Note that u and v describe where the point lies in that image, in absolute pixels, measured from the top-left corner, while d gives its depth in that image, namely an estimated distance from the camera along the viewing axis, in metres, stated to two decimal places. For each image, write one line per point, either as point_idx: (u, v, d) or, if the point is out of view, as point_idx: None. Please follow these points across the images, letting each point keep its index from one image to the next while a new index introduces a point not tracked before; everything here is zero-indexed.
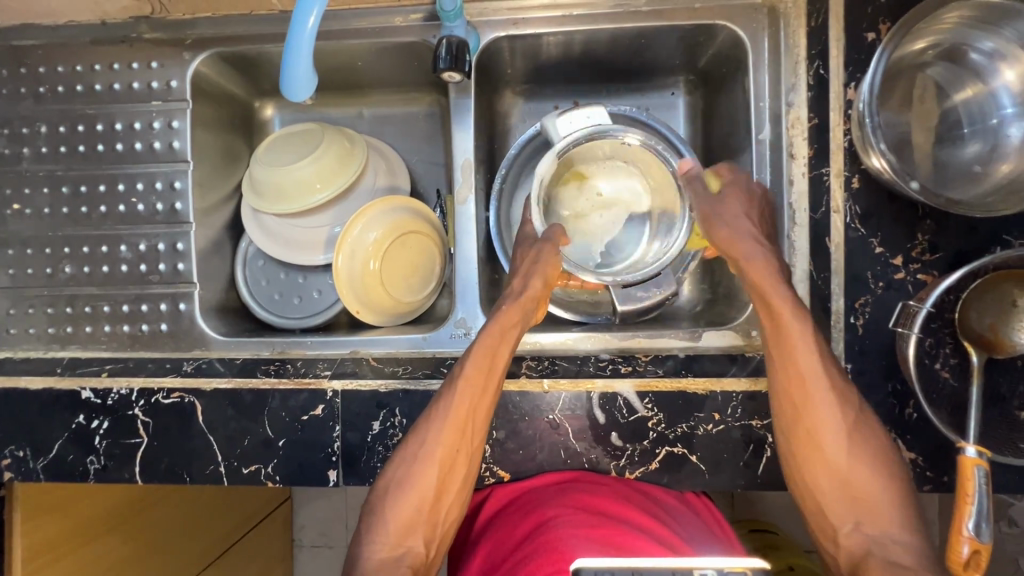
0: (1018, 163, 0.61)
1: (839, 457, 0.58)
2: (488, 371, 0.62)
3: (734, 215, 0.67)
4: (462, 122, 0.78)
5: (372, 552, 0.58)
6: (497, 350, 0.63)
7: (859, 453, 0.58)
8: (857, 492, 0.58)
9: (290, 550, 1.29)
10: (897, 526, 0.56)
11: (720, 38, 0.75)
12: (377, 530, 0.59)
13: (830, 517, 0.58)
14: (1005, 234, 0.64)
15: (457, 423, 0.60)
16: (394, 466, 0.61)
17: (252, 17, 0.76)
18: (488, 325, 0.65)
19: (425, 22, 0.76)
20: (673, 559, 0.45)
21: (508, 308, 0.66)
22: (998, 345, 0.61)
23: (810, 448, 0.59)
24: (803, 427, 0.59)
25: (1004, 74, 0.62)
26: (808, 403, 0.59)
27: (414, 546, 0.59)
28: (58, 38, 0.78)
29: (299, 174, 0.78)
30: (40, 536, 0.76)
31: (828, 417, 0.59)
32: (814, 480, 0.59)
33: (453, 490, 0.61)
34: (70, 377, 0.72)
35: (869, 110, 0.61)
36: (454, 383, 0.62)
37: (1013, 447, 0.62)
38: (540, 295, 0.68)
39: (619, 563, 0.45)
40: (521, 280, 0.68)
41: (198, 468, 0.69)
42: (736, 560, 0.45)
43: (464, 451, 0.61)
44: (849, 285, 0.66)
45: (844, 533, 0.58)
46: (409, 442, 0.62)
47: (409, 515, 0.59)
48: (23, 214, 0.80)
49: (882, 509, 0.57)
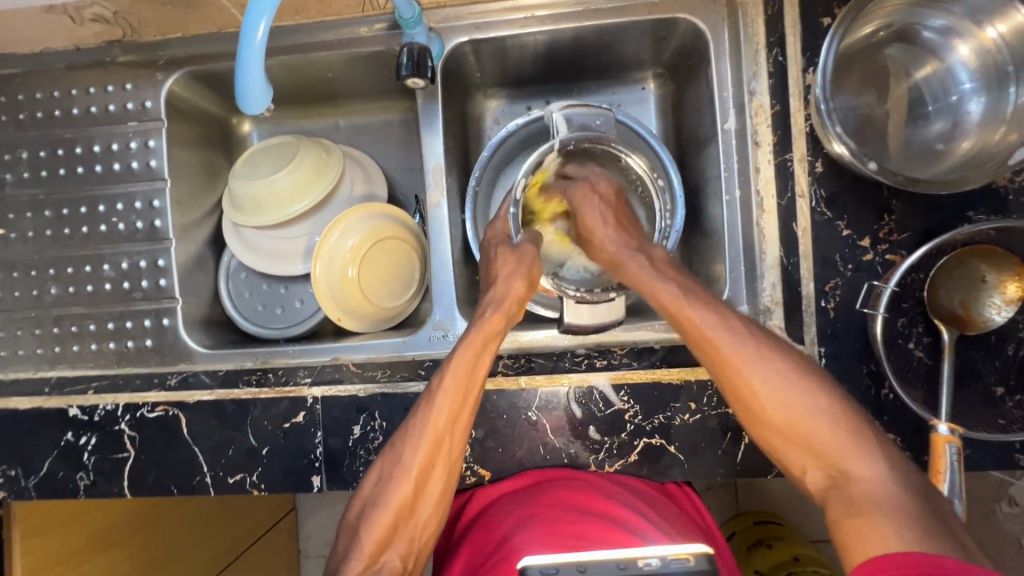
0: (978, 139, 0.61)
1: (778, 417, 0.55)
2: (468, 382, 0.62)
3: (592, 214, 0.73)
4: (432, 127, 0.79)
5: (349, 568, 0.57)
6: (477, 360, 0.63)
7: (797, 399, 0.55)
8: (807, 434, 0.54)
9: (297, 561, 1.29)
10: (862, 459, 0.51)
11: (682, 30, 0.75)
12: (354, 545, 0.58)
13: (790, 463, 0.56)
14: (970, 211, 0.64)
15: (437, 432, 0.60)
16: (374, 479, 0.61)
17: (221, 35, 0.78)
18: (470, 331, 0.65)
19: (389, 31, 0.77)
20: (619, 552, 0.47)
21: (491, 315, 0.66)
22: (970, 321, 0.61)
23: (748, 410, 0.57)
24: (731, 390, 0.58)
25: (960, 50, 0.63)
26: (731, 370, 0.58)
27: (390, 560, 0.58)
28: (35, 66, 0.80)
29: (275, 187, 0.79)
30: (39, 554, 0.77)
31: (751, 381, 0.56)
32: (766, 437, 0.57)
33: (429, 504, 0.60)
34: (58, 396, 0.74)
35: (824, 95, 0.62)
36: (433, 396, 0.61)
37: (988, 422, 0.62)
38: (520, 300, 0.69)
39: (564, 560, 0.47)
40: (501, 286, 0.68)
41: (185, 480, 0.71)
42: (678, 547, 0.47)
43: (443, 463, 0.61)
44: (818, 269, 0.66)
45: (808, 477, 0.54)
46: (389, 455, 0.61)
47: (385, 529, 0.58)
48: (9, 238, 0.82)
49: (836, 442, 0.52)
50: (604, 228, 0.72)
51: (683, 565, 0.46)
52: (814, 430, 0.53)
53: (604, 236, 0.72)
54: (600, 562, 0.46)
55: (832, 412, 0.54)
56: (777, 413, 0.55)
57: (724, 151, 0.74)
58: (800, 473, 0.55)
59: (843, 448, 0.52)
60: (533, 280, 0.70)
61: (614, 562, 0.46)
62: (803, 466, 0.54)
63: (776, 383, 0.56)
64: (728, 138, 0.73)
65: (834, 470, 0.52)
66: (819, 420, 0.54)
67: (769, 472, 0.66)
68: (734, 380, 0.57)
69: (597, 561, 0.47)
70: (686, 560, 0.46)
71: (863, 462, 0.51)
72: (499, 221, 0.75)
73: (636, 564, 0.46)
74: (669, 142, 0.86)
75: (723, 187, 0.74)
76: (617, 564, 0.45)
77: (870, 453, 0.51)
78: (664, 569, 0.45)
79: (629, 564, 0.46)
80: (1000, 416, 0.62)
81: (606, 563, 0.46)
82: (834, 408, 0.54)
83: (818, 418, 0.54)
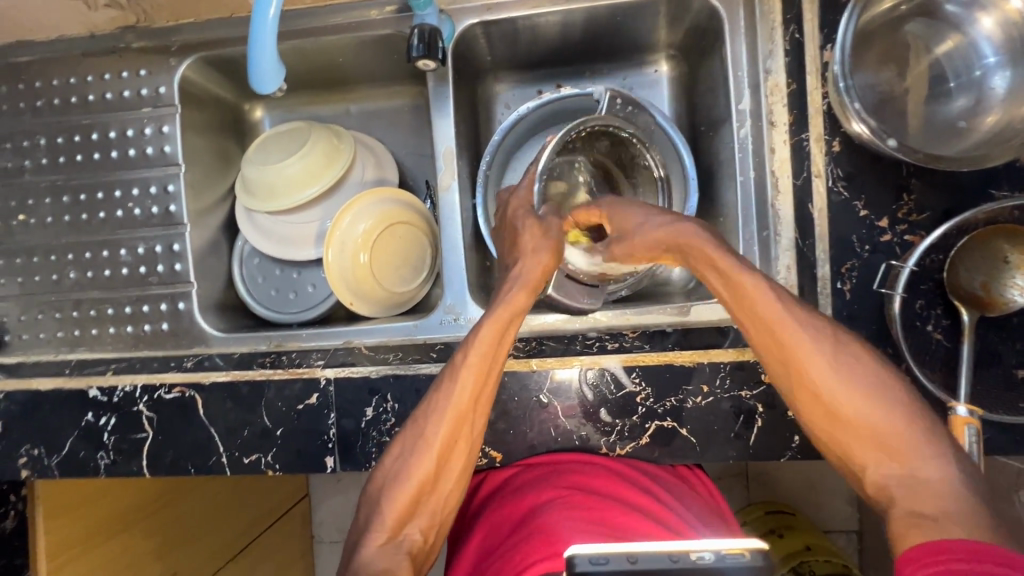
0: (1003, 114, 0.60)
1: (836, 399, 0.49)
2: (492, 358, 0.61)
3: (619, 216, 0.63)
4: (442, 111, 0.79)
5: (369, 541, 0.57)
6: (500, 338, 0.61)
7: (867, 391, 0.49)
8: (864, 424, 0.48)
9: (311, 546, 1.30)
10: (931, 460, 0.46)
11: (695, 9, 0.74)
12: (374, 519, 0.58)
13: (850, 459, 0.49)
14: (993, 188, 0.62)
15: (460, 409, 0.60)
16: (395, 454, 0.61)
17: (232, 20, 0.78)
18: (494, 304, 0.63)
19: (399, 13, 0.77)
20: (669, 543, 0.43)
21: (517, 292, 0.63)
22: (990, 303, 0.59)
23: (810, 397, 0.51)
24: (789, 373, 0.52)
25: (983, 23, 0.61)
26: (795, 355, 0.51)
27: (411, 534, 0.58)
28: (52, 53, 0.81)
29: (288, 173, 0.80)
30: (63, 533, 0.80)
31: (815, 364, 0.50)
32: (826, 428, 0.51)
33: (452, 477, 0.61)
34: (78, 377, 0.75)
35: (843, 72, 0.60)
36: (457, 371, 0.61)
37: (1007, 405, 0.61)
38: (548, 273, 0.65)
39: (612, 550, 0.42)
40: (527, 262, 0.64)
41: (202, 460, 0.72)
42: (735, 541, 0.42)
43: (465, 440, 0.61)
44: (835, 250, 0.65)
45: (866, 476, 0.48)
46: (410, 430, 0.61)
47: (404, 503, 0.58)
48: (28, 224, 0.83)
49: (910, 439, 0.47)
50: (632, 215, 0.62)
51: (739, 561, 0.41)
52: (885, 428, 0.48)
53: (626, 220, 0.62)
54: (653, 554, 0.41)
55: (903, 412, 0.48)
56: (847, 407, 0.49)
57: (738, 130, 0.73)
58: (858, 471, 0.49)
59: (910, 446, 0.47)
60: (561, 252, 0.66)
61: (663, 555, 0.41)
62: (865, 463, 0.48)
63: (846, 375, 0.50)
64: (742, 119, 0.72)
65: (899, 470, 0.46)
66: (885, 411, 0.48)
67: (782, 455, 0.66)
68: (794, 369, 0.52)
69: (647, 553, 0.41)
70: (741, 556, 0.41)
71: (935, 462, 0.46)
72: (524, 189, 0.71)
73: (690, 557, 0.40)
74: (683, 125, 0.85)
75: (738, 167, 0.72)
76: (669, 557, 0.40)
77: (940, 455, 0.46)
78: (721, 565, 0.40)
79: (682, 558, 0.40)
80: (1021, 400, 0.61)
81: (657, 556, 0.40)
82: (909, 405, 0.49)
83: (892, 414, 0.48)
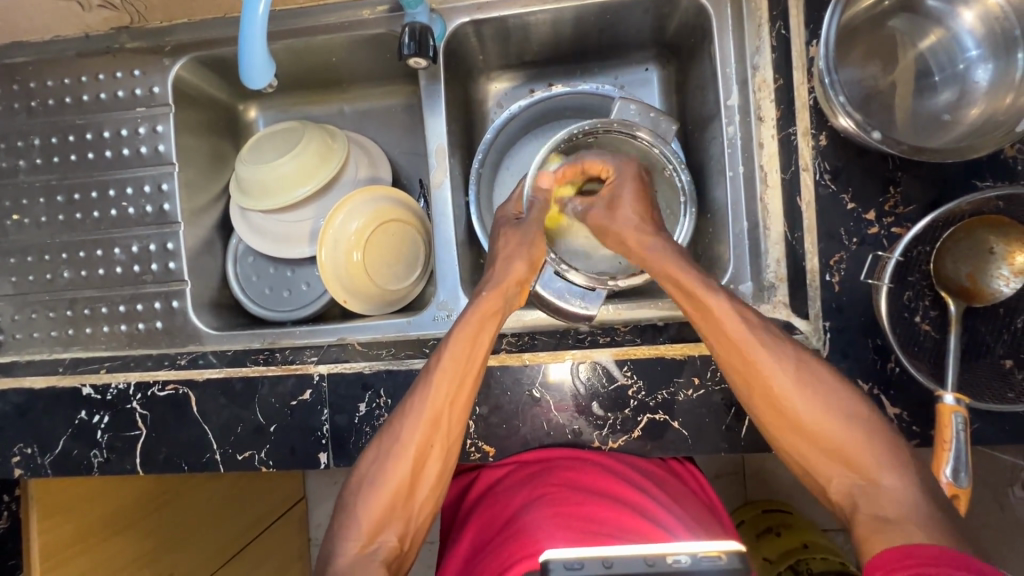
0: (987, 106, 0.60)
1: (804, 413, 0.54)
2: (466, 360, 0.62)
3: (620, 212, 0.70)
4: (434, 109, 0.80)
5: (343, 551, 0.56)
6: (478, 338, 0.63)
7: (826, 408, 0.54)
8: (829, 438, 0.53)
9: (307, 550, 1.30)
10: (888, 467, 0.50)
11: (684, 6, 0.75)
12: (350, 525, 0.58)
13: (813, 471, 0.54)
14: (977, 178, 0.63)
15: (435, 412, 0.60)
16: (372, 457, 0.61)
17: (226, 20, 0.79)
18: (467, 311, 0.65)
19: (390, 13, 0.78)
20: (645, 547, 0.46)
21: (488, 295, 0.66)
22: (976, 293, 0.60)
23: (782, 428, 0.55)
24: (753, 390, 0.57)
25: (964, 16, 0.62)
26: (754, 365, 0.56)
27: (387, 540, 0.57)
28: (45, 54, 0.82)
29: (282, 171, 0.80)
30: (54, 533, 0.79)
31: (789, 405, 0.55)
32: (790, 440, 0.55)
33: (427, 485, 0.60)
34: (72, 375, 0.75)
35: (828, 67, 0.61)
36: (431, 374, 0.61)
37: (995, 395, 0.61)
38: (521, 280, 0.68)
39: (588, 554, 0.45)
40: (500, 268, 0.68)
41: (196, 457, 0.72)
42: (710, 544, 0.46)
43: (441, 444, 0.61)
44: (823, 243, 0.65)
45: (831, 487, 0.53)
46: (385, 435, 0.61)
47: (383, 508, 0.58)
48: (23, 223, 0.84)
49: (868, 454, 0.51)
50: (626, 221, 0.69)
51: (715, 563, 0.43)
52: (842, 439, 0.52)
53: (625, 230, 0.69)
54: (627, 558, 0.44)
55: (858, 425, 0.53)
56: (810, 419, 0.54)
57: (727, 127, 0.74)
58: (822, 482, 0.53)
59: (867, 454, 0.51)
60: (535, 263, 0.70)
61: (641, 558, 0.44)
62: (831, 476, 0.53)
63: (804, 388, 0.55)
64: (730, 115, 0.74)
65: (860, 478, 0.51)
66: (842, 423, 0.53)
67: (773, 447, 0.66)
68: (756, 380, 0.56)
69: (623, 556, 0.45)
70: (717, 558, 0.44)
71: (890, 472, 0.50)
72: (513, 201, 0.75)
73: (665, 560, 0.44)
74: (673, 123, 0.85)
75: (727, 163, 0.74)
76: (644, 561, 0.44)
77: (894, 462, 0.51)
78: (695, 567, 0.43)
79: (657, 561, 0.44)
80: (1009, 390, 0.61)
81: (632, 559, 0.44)
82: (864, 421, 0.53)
83: (846, 426, 0.53)
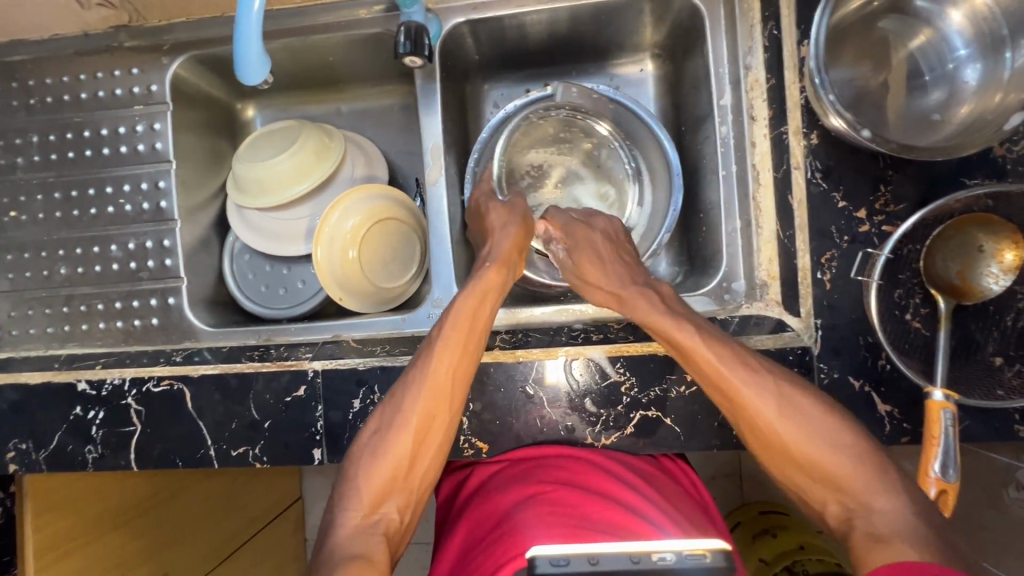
0: (976, 104, 0.61)
1: (796, 445, 0.55)
2: (468, 332, 0.62)
3: (591, 254, 0.70)
4: (430, 107, 0.80)
5: (343, 521, 0.57)
6: (479, 309, 0.64)
7: (821, 439, 0.54)
8: (824, 469, 0.54)
9: (303, 550, 1.30)
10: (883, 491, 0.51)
11: (677, 8, 0.76)
12: (351, 497, 0.58)
13: (810, 498, 0.55)
14: (966, 176, 0.64)
15: (437, 383, 0.60)
16: (373, 427, 0.61)
17: (223, 19, 0.80)
18: (469, 284, 0.65)
19: (387, 13, 0.79)
20: (631, 546, 0.46)
21: (492, 268, 0.66)
22: (967, 291, 0.60)
23: (778, 458, 0.56)
24: (745, 423, 0.58)
25: (952, 17, 0.63)
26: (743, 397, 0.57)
27: (388, 511, 0.58)
28: (45, 52, 0.82)
29: (278, 169, 0.81)
30: (49, 531, 0.79)
31: (783, 436, 0.55)
32: (786, 469, 0.56)
33: (427, 455, 0.61)
34: (67, 371, 0.76)
35: (819, 67, 0.62)
36: (434, 345, 0.62)
37: (985, 393, 0.61)
38: (519, 247, 0.70)
39: (575, 551, 0.45)
40: (498, 237, 0.69)
41: (191, 453, 0.72)
42: (696, 543, 0.46)
43: (442, 415, 0.61)
44: (815, 241, 0.66)
45: (828, 512, 0.54)
46: (387, 405, 0.61)
47: (384, 478, 0.58)
48: (20, 220, 0.84)
49: (841, 461, 0.53)
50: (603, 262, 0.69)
51: (699, 562, 0.44)
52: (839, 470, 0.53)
53: (602, 275, 0.69)
54: (613, 554, 0.44)
55: (852, 454, 0.54)
56: (805, 452, 0.55)
57: (720, 127, 0.75)
58: (819, 506, 0.55)
59: (861, 481, 0.52)
60: (529, 229, 0.72)
61: (626, 556, 0.45)
62: (823, 501, 0.54)
63: (792, 420, 0.55)
64: (724, 113, 0.75)
65: (854, 503, 0.52)
66: (834, 452, 0.54)
67: None
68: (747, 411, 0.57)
69: (609, 553, 0.45)
70: (702, 556, 0.44)
71: (882, 496, 0.51)
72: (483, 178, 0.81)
73: (650, 557, 0.44)
74: (668, 123, 0.86)
75: (720, 162, 0.75)
76: (629, 557, 0.44)
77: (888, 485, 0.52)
78: (679, 564, 0.44)
79: (643, 558, 0.44)
80: (999, 387, 0.61)
81: (618, 556, 0.44)
82: (855, 445, 0.54)
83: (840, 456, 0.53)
